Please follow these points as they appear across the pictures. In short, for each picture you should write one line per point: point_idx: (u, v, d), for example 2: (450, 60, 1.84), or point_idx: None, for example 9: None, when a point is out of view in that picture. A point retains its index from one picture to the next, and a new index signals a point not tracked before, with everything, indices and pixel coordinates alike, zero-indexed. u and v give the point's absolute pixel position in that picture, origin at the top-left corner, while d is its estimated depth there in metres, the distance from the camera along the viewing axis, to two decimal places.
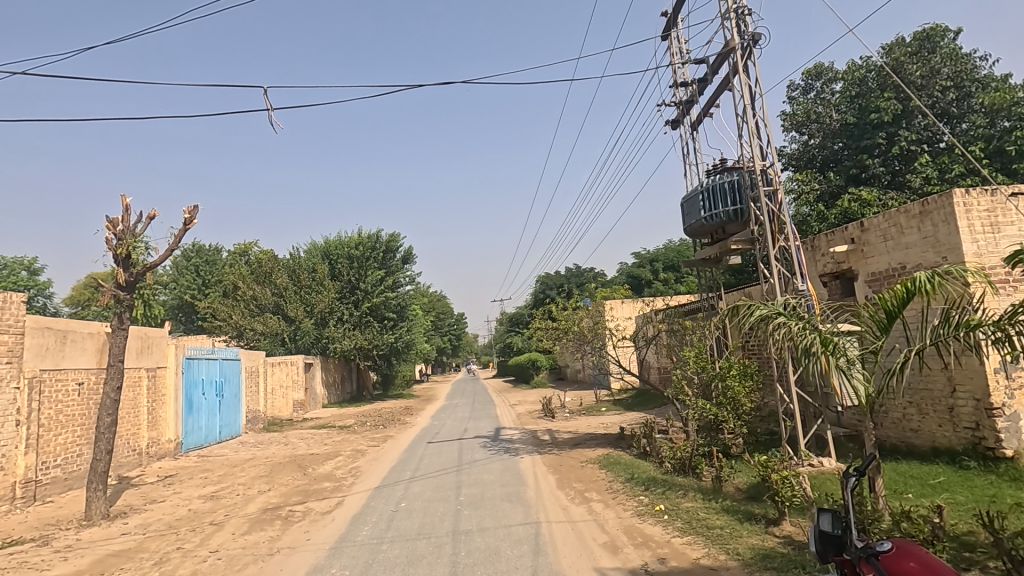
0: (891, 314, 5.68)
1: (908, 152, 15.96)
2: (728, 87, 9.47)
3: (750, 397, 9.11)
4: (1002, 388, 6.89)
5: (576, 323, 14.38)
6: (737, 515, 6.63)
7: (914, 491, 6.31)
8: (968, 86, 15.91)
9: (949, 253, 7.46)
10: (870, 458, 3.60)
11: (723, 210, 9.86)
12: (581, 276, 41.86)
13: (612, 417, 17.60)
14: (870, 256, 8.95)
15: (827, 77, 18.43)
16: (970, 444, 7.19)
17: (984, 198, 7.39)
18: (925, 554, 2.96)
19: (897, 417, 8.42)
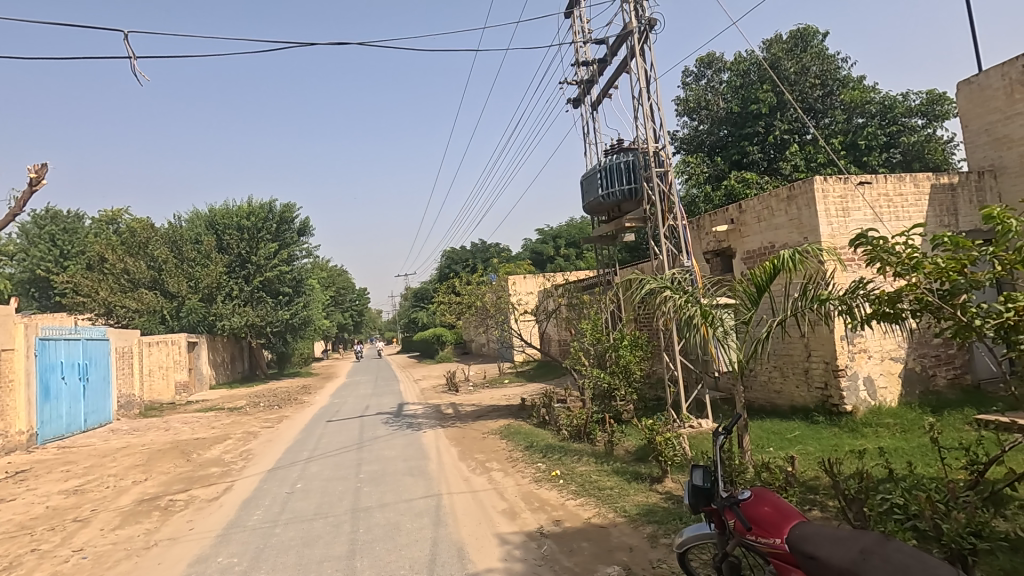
0: (760, 288, 6.29)
1: (782, 141, 17.55)
2: (626, 69, 9.79)
3: (640, 365, 9.75)
4: (846, 352, 7.93)
5: (479, 297, 14.48)
6: (626, 476, 7.12)
7: (775, 445, 7.12)
8: (831, 84, 17.60)
9: (809, 234, 8.37)
10: (730, 425, 4.18)
11: (619, 189, 10.31)
12: (485, 251, 42.09)
13: (515, 389, 18.08)
14: (746, 236, 9.81)
15: (716, 66, 19.63)
16: (820, 401, 8.23)
17: (838, 185, 8.34)
18: (778, 498, 3.36)
19: (764, 380, 9.39)
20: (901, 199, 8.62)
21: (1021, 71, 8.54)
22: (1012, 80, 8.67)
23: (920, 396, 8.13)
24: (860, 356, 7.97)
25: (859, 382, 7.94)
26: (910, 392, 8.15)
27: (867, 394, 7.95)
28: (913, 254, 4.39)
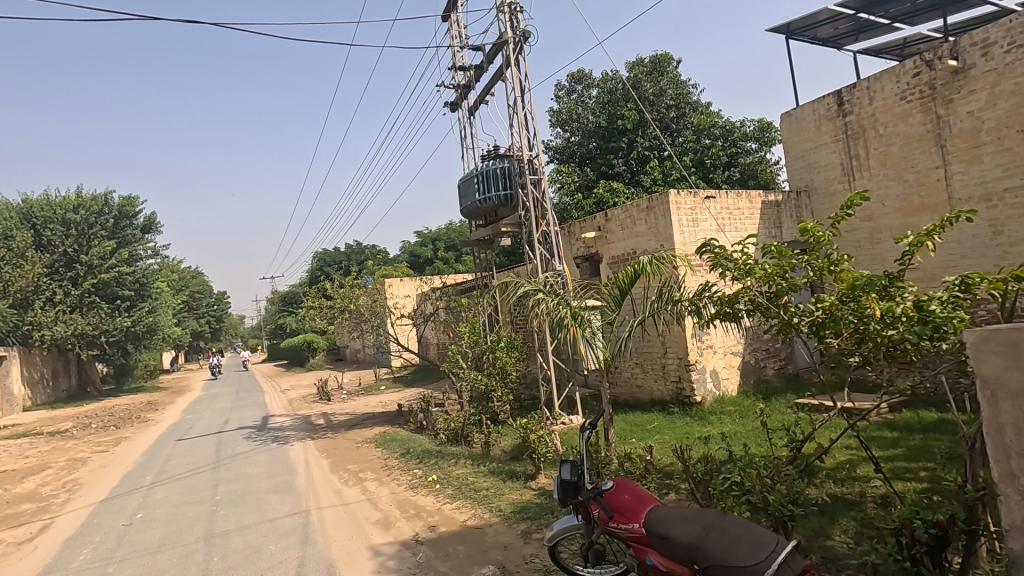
0: (623, 291, 6.77)
1: (643, 156, 19.13)
2: (502, 78, 10.03)
3: (516, 366, 9.99)
4: (696, 348, 8.82)
5: (353, 301, 13.89)
6: (501, 475, 7.25)
7: (636, 436, 7.72)
8: (684, 107, 19.53)
9: (665, 242, 9.20)
10: (596, 421, 4.45)
11: (495, 194, 10.51)
12: (361, 253, 40.59)
13: (391, 395, 17.62)
14: (611, 242, 10.52)
15: (585, 82, 20.86)
16: (674, 393, 9.07)
17: (689, 198, 9.27)
18: (637, 486, 3.64)
19: (627, 376, 10.12)
20: (739, 212, 9.80)
21: (827, 108, 10.15)
22: (821, 115, 10.28)
23: (754, 385, 9.29)
24: (707, 351, 8.92)
25: (706, 375, 8.87)
26: (746, 382, 9.27)
27: (712, 385, 8.90)
28: (747, 261, 5.01)
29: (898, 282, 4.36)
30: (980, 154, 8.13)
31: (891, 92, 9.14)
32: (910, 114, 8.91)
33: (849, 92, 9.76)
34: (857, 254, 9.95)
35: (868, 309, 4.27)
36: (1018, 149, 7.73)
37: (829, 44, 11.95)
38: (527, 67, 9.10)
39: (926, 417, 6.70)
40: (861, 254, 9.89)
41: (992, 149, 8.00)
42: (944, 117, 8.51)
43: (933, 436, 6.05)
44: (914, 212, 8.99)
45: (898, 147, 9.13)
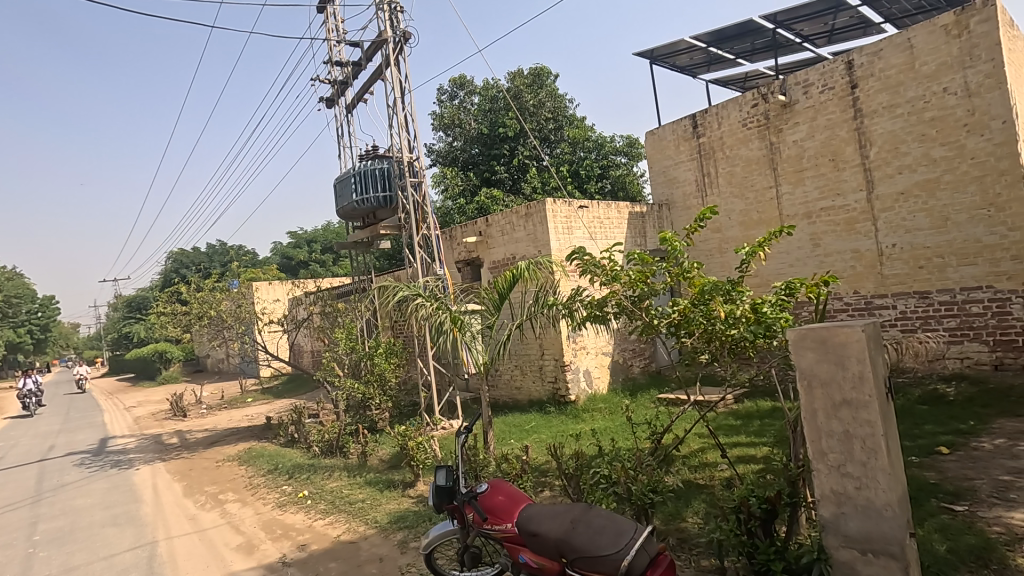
0: (502, 295, 6.91)
1: (523, 164, 19.71)
2: (381, 77, 9.77)
3: (395, 372, 9.69)
4: (570, 349, 9.26)
5: (214, 306, 12.66)
6: (378, 486, 7.02)
7: (515, 437, 7.91)
8: (562, 119, 20.47)
9: (542, 248, 9.54)
10: (471, 424, 4.49)
11: (374, 195, 10.21)
12: (225, 253, 37.20)
13: (259, 407, 16.32)
14: (492, 247, 10.71)
15: (468, 88, 21.02)
16: (551, 394, 9.43)
17: (564, 206, 9.72)
18: (510, 487, 3.72)
19: (507, 378, 10.32)
20: (609, 221, 10.46)
21: (684, 130, 11.20)
22: (679, 135, 11.31)
23: (622, 383, 9.94)
24: (580, 352, 9.40)
25: (579, 375, 9.33)
26: (616, 380, 9.90)
27: (585, 384, 9.39)
28: (614, 267, 5.37)
29: (738, 287, 4.93)
30: (803, 178, 9.49)
31: (735, 119, 10.33)
32: (749, 140, 10.16)
33: (702, 116, 10.86)
34: (708, 262, 11.10)
35: (715, 311, 4.78)
36: (830, 174, 9.14)
37: (686, 72, 13.23)
38: (407, 68, 8.96)
39: (762, 406, 7.63)
40: (711, 262, 11.05)
41: (811, 174, 9.36)
42: (776, 144, 9.79)
43: (767, 422, 6.92)
44: (753, 225, 10.24)
45: (740, 168, 10.34)
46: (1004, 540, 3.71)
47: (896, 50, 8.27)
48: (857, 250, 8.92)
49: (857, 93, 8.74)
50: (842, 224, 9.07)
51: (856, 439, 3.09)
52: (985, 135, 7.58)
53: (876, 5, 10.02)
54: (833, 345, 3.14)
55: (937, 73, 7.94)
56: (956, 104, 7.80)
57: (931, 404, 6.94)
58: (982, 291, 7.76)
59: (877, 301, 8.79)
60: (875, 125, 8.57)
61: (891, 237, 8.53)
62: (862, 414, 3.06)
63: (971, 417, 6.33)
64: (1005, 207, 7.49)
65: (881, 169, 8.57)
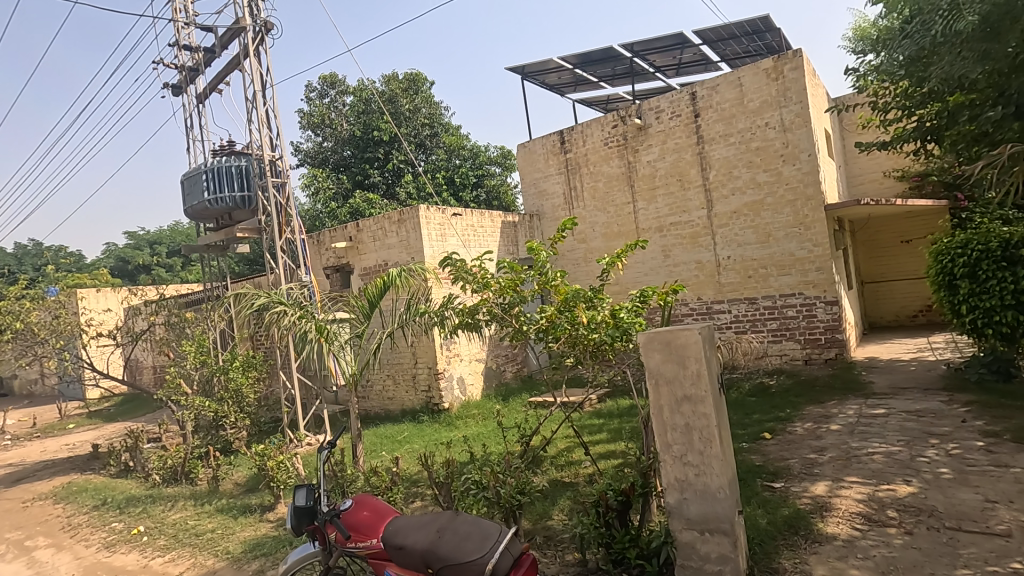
0: (372, 304, 6.68)
1: (398, 169, 19.34)
2: (239, 68, 9.01)
3: (254, 388, 8.88)
4: (444, 356, 9.22)
5: (23, 317, 10.71)
6: (232, 512, 6.40)
7: (386, 448, 7.68)
8: (438, 126, 20.46)
9: (415, 255, 9.42)
10: (334, 437, 4.26)
11: (229, 194, 9.37)
12: (40, 256, 31.71)
13: (84, 434, 14.08)
14: (363, 253, 10.36)
15: (339, 88, 20.18)
16: (425, 402, 9.32)
17: (438, 214, 9.70)
18: (377, 501, 3.60)
19: (379, 389, 10.01)
20: (482, 229, 10.62)
21: (552, 145, 11.76)
22: (548, 149, 11.85)
23: (495, 388, 10.11)
24: (454, 359, 9.41)
25: (452, 382, 9.33)
26: (489, 386, 10.04)
27: (459, 391, 9.41)
28: (484, 275, 5.46)
29: (599, 295, 5.25)
30: (655, 195, 10.43)
31: (598, 138, 11.08)
32: (610, 158, 10.95)
33: (569, 133, 11.49)
34: (575, 271, 11.73)
35: (578, 317, 5.06)
36: (678, 193, 10.16)
37: (555, 90, 13.94)
38: (269, 61, 8.36)
39: (621, 404, 8.22)
40: (578, 270, 11.70)
41: (662, 192, 10.34)
42: (633, 163, 10.66)
43: (625, 420, 7.47)
44: (614, 237, 11.04)
45: (603, 183, 11.10)
46: (809, 509, 4.37)
47: (729, 86, 9.45)
48: (700, 261, 10.00)
49: (699, 122, 9.82)
50: (687, 238, 10.12)
51: (695, 430, 3.44)
52: (796, 165, 8.93)
53: (714, 45, 11.38)
54: (676, 346, 3.47)
55: (760, 110, 9.19)
56: (775, 137, 9.10)
57: (758, 396, 7.98)
58: (796, 298, 9.10)
59: (716, 306, 9.91)
60: (713, 151, 9.70)
61: (727, 250, 9.69)
62: (699, 408, 3.42)
63: (787, 405, 7.37)
64: (811, 227, 8.89)
65: (718, 190, 9.70)
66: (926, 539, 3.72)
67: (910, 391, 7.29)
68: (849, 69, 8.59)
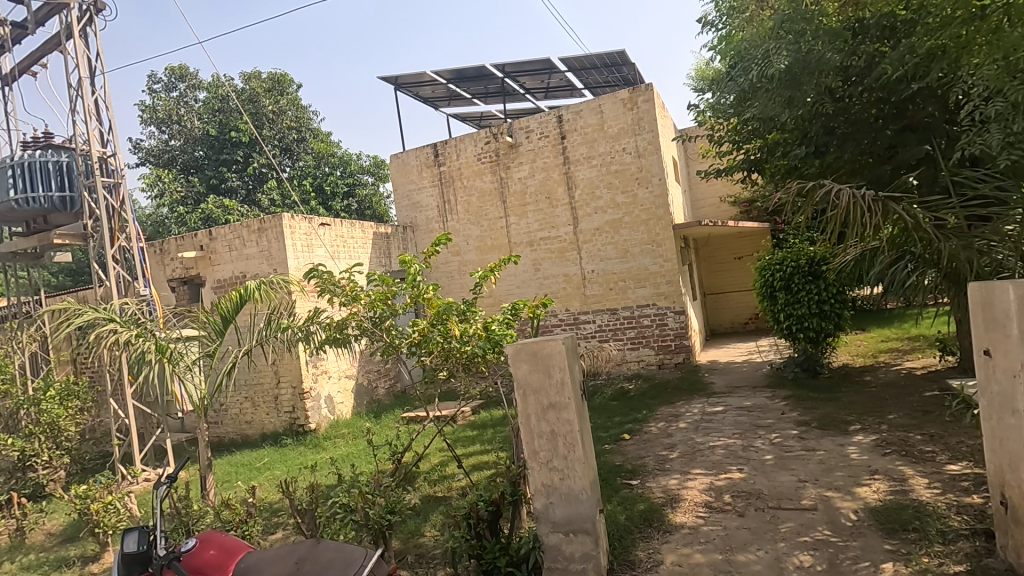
0: (226, 319, 6.09)
1: (260, 173, 17.99)
2: (59, 49, 7.81)
3: (75, 420, 7.63)
4: (310, 375, 8.69)
5: None
6: (43, 569, 5.41)
7: (242, 477, 7.02)
8: (305, 131, 19.41)
9: (278, 266, 8.81)
10: (175, 470, 3.79)
11: (45, 194, 8.04)
12: None
13: None
14: (216, 264, 9.46)
15: (189, 82, 18.33)
16: (288, 425, 8.70)
17: (303, 223, 9.17)
18: (225, 537, 3.28)
19: (234, 413, 9.15)
20: (353, 240, 10.23)
21: (426, 157, 11.73)
22: (422, 161, 11.79)
23: (366, 406, 9.73)
24: (322, 377, 8.90)
25: (320, 402, 8.81)
26: (359, 403, 9.64)
27: (326, 411, 8.91)
28: (353, 288, 5.26)
29: (472, 308, 5.30)
30: (526, 211, 10.84)
31: (471, 153, 11.26)
32: (483, 173, 11.18)
33: (443, 147, 11.54)
34: (449, 284, 11.76)
35: (451, 330, 5.06)
36: (547, 210, 10.66)
37: (428, 103, 13.95)
38: (99, 45, 7.36)
39: (494, 415, 8.34)
40: (452, 283, 11.74)
41: (533, 208, 10.78)
42: (504, 179, 10.98)
43: (498, 430, 7.60)
44: (488, 250, 11.26)
45: (476, 198, 11.30)
46: (661, 502, 4.77)
47: (591, 112, 10.16)
48: (567, 274, 10.56)
49: (565, 143, 10.41)
50: (556, 252, 10.64)
51: (560, 436, 3.61)
52: (649, 188, 9.83)
53: (578, 73, 12.18)
54: (542, 356, 3.62)
55: (618, 135, 9.98)
56: (631, 162, 9.94)
57: (619, 400, 8.57)
58: (651, 308, 9.96)
59: (582, 317, 10.51)
60: (578, 172, 10.34)
61: (591, 264, 10.34)
62: (564, 415, 3.59)
63: (644, 408, 8.00)
64: (663, 244, 9.82)
65: (583, 208, 10.34)
66: (754, 520, 4.25)
67: (743, 389, 8.32)
68: (691, 105, 9.70)
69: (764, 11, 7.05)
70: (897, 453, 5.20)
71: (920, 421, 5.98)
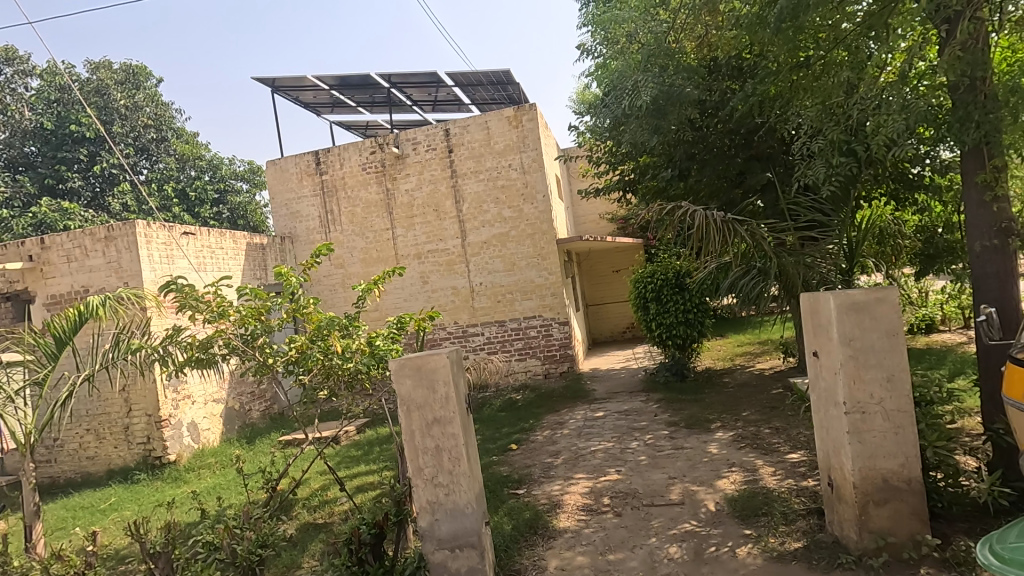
0: (60, 341, 5.27)
1: (110, 175, 15.98)
2: None
3: None
4: (169, 400, 7.81)
5: None
6: None
7: (82, 522, 6.10)
8: (166, 130, 17.62)
9: (130, 279, 7.84)
10: None
11: None
12: None
13: None
14: (50, 277, 8.22)
15: (17, 66, 15.86)
16: (141, 458, 7.73)
17: (161, 231, 8.27)
18: None
19: (73, 448, 7.95)
20: (222, 251, 9.42)
21: (306, 165, 11.16)
22: (301, 169, 11.20)
23: (237, 431, 8.95)
24: (184, 403, 8.04)
25: (181, 430, 7.94)
26: (229, 429, 8.84)
27: (190, 439, 8.06)
28: (221, 302, 4.80)
29: (354, 323, 5.08)
30: (413, 223, 10.71)
31: (355, 163, 10.91)
32: (368, 183, 10.87)
33: (325, 154, 11.06)
34: (332, 297, 11.24)
35: (332, 346, 4.80)
36: (434, 222, 10.61)
37: (309, 108, 13.34)
38: None
39: (380, 433, 8.08)
40: (335, 297, 11.24)
41: (420, 220, 10.68)
42: (391, 190, 10.77)
43: (384, 448, 7.35)
44: (373, 263, 10.95)
45: (361, 209, 10.95)
46: (546, 508, 4.90)
47: (478, 128, 10.32)
48: (455, 287, 10.57)
49: (452, 157, 10.46)
50: (443, 265, 10.61)
51: (445, 451, 3.58)
52: (534, 203, 10.17)
53: (465, 89, 12.33)
54: (426, 371, 3.58)
55: (504, 151, 10.24)
56: (517, 177, 10.22)
57: (507, 411, 8.70)
58: (536, 320, 10.27)
59: (470, 330, 10.55)
60: (466, 186, 10.43)
61: (479, 277, 10.44)
62: (449, 428, 3.57)
63: (531, 417, 8.20)
64: (547, 257, 10.18)
65: (470, 221, 10.44)
66: (630, 518, 4.51)
67: (621, 394, 8.84)
68: (572, 126, 10.21)
69: (635, 43, 7.60)
70: (749, 446, 5.82)
71: (769, 416, 6.75)
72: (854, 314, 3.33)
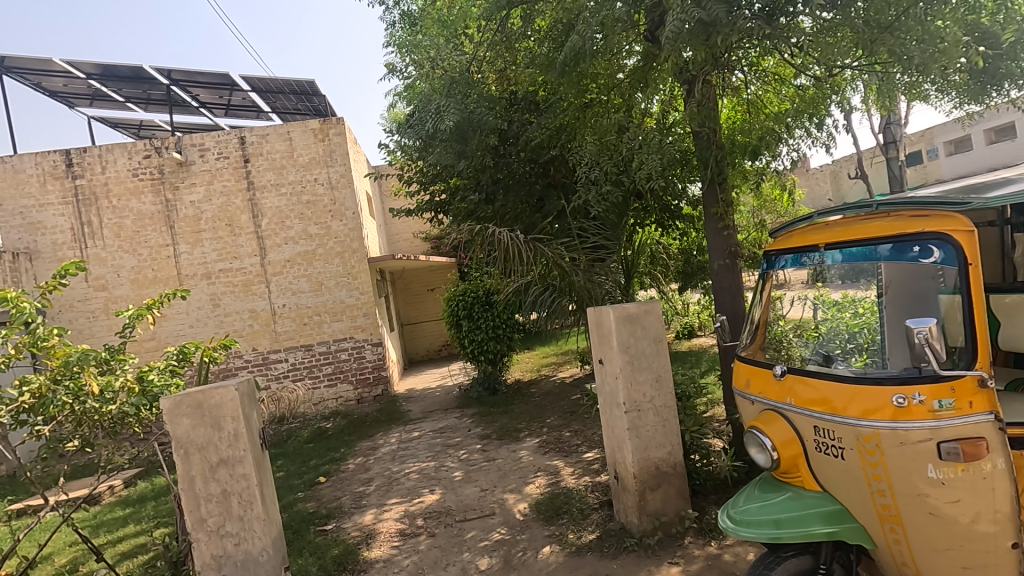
0: None
1: None
2: None
3: None
4: None
5: None
6: None
7: None
8: None
9: None
10: None
11: None
12: None
13: None
14: None
15: None
16: None
17: None
18: None
19: None
20: None
21: (52, 166, 9.16)
22: (45, 171, 9.15)
23: None
24: None
25: None
26: None
27: None
28: None
29: (118, 356, 4.24)
30: (200, 239, 9.46)
31: (122, 167, 9.27)
32: (140, 192, 9.32)
33: (79, 155, 9.21)
34: (90, 326, 9.33)
35: (85, 386, 3.88)
36: (226, 238, 9.52)
37: (57, 98, 11.02)
38: None
39: (157, 484, 6.88)
40: (94, 326, 9.35)
41: (209, 236, 9.48)
42: (171, 202, 9.39)
43: (162, 501, 6.28)
44: (148, 285, 9.39)
45: (130, 221, 9.33)
46: (357, 541, 4.65)
47: (279, 138, 9.58)
48: (254, 310, 9.58)
49: (248, 167, 9.53)
50: (239, 286, 9.55)
51: (233, 495, 3.17)
52: (343, 221, 9.76)
53: (263, 95, 11.38)
54: (209, 407, 3.15)
55: (309, 165, 9.66)
56: (323, 193, 9.71)
57: (315, 441, 8.10)
58: (347, 342, 9.81)
59: (272, 356, 9.64)
60: (265, 200, 9.58)
61: (282, 298, 9.62)
62: (238, 469, 3.18)
63: (342, 445, 7.76)
64: (358, 276, 9.81)
65: (271, 238, 9.60)
66: (443, 537, 4.52)
67: (436, 412, 8.87)
68: (382, 145, 10.07)
69: (439, 68, 7.81)
70: (552, 451, 6.27)
71: (569, 420, 7.38)
72: (628, 325, 3.84)
